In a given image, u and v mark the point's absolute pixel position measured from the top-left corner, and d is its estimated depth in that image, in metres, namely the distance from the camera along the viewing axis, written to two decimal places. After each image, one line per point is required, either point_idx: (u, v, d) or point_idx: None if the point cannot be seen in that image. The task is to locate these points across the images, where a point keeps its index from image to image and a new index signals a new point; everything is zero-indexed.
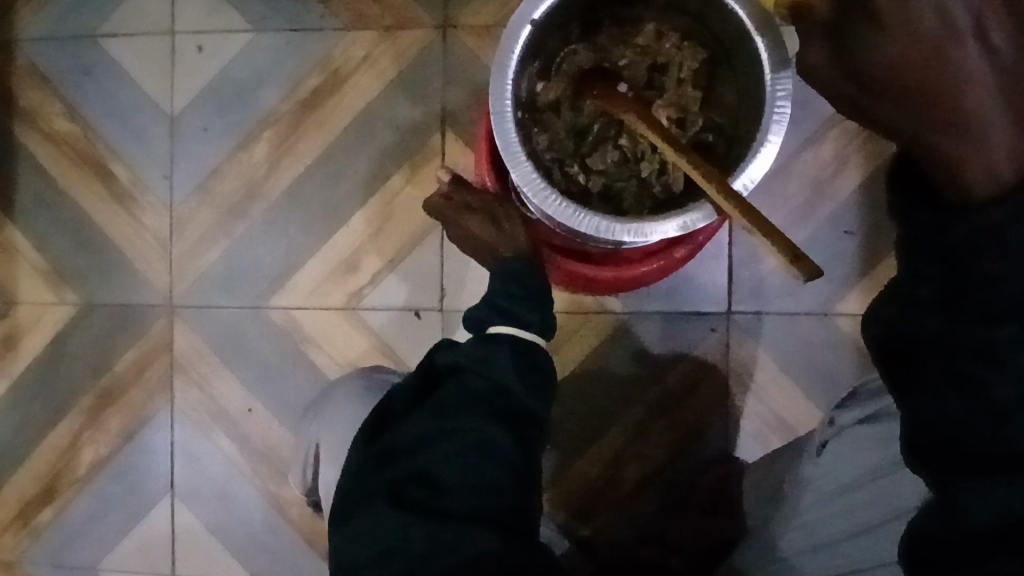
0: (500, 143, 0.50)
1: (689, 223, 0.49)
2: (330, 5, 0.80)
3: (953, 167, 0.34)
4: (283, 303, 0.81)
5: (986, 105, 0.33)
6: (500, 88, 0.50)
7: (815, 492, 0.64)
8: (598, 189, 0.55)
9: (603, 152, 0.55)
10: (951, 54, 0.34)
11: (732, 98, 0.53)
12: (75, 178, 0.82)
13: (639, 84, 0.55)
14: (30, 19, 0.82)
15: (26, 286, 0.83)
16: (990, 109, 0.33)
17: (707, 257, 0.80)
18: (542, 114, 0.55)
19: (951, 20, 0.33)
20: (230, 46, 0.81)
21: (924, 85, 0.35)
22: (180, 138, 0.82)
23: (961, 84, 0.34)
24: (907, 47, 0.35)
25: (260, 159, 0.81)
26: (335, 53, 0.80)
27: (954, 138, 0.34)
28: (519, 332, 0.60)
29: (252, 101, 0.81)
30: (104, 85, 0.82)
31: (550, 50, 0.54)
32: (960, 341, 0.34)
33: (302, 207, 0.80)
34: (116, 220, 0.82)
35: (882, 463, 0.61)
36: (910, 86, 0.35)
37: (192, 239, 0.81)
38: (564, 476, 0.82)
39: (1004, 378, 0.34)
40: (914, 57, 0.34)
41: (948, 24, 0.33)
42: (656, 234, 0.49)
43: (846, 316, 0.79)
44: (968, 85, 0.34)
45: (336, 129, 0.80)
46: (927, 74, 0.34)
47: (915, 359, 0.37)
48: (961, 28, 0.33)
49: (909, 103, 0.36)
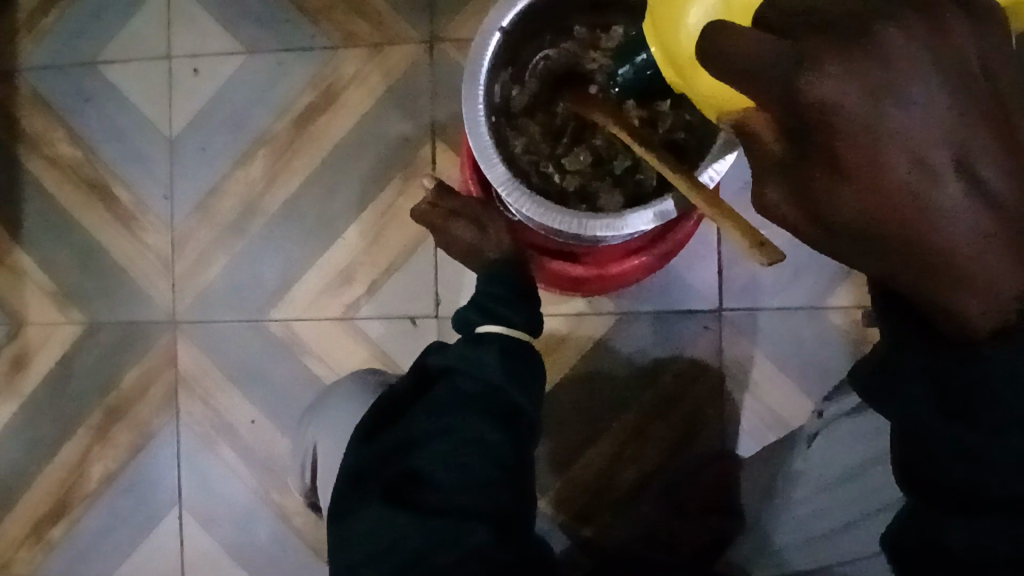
0: (475, 146, 0.52)
1: (659, 215, 0.51)
2: (320, 25, 0.83)
3: (951, 307, 0.30)
4: (282, 316, 0.83)
5: (980, 242, 0.28)
6: (472, 93, 0.51)
7: (811, 485, 0.65)
8: (574, 189, 0.57)
9: (578, 153, 0.57)
10: (936, 199, 0.27)
11: None
12: (78, 200, 0.85)
13: None
14: (32, 48, 0.85)
15: (33, 307, 0.85)
16: (986, 247, 0.28)
17: (696, 255, 0.81)
18: (517, 117, 0.57)
19: (931, 164, 0.27)
20: (225, 68, 0.84)
21: (915, 231, 0.27)
22: (179, 159, 0.84)
23: (948, 240, 0.27)
24: (875, 201, 0.27)
25: (258, 176, 0.83)
26: (327, 71, 0.83)
27: (954, 284, 0.29)
28: (507, 330, 0.61)
29: (248, 120, 0.83)
30: (103, 110, 0.85)
31: (521, 57, 0.56)
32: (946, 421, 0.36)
33: (298, 222, 0.82)
34: (119, 240, 0.84)
35: (867, 456, 0.63)
36: (894, 236, 0.28)
37: (193, 257, 0.84)
38: (563, 478, 0.82)
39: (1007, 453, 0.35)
40: (888, 210, 0.27)
41: (934, 171, 0.27)
42: (628, 228, 0.51)
43: (839, 310, 0.80)
44: (961, 234, 0.27)
45: (328, 146, 0.82)
46: (912, 226, 0.27)
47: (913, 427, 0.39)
48: (940, 173, 0.27)
49: (887, 255, 0.28)
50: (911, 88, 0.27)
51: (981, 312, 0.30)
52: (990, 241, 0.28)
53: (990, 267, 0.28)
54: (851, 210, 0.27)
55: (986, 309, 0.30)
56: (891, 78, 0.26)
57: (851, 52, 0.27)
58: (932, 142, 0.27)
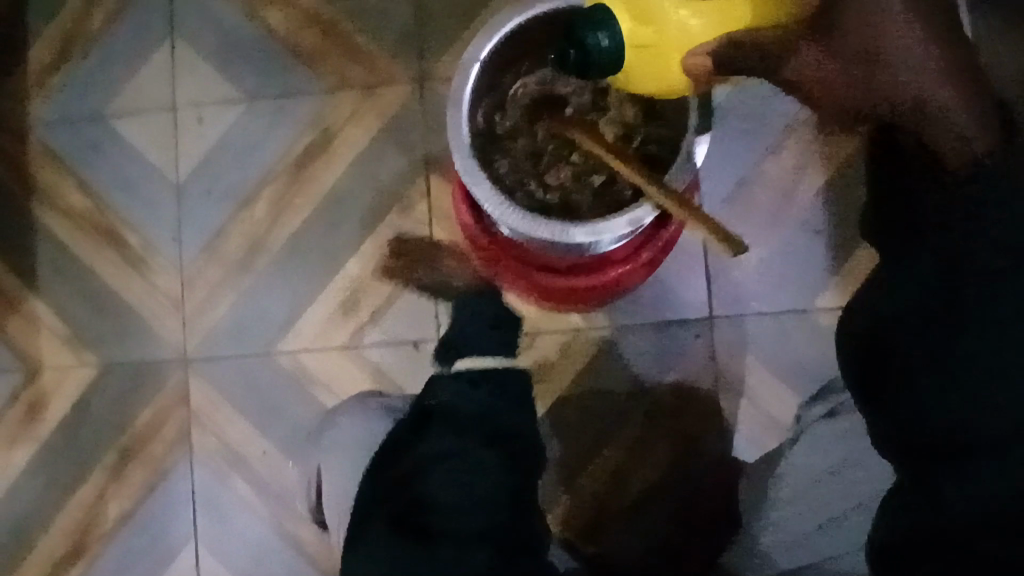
0: (461, 168, 0.55)
1: (637, 219, 0.55)
2: (317, 71, 0.88)
3: (933, 140, 0.57)
4: (290, 348, 0.85)
5: (934, 84, 0.55)
6: (457, 119, 0.55)
7: (792, 484, 0.70)
8: (557, 202, 0.60)
9: (559, 170, 0.61)
10: (899, 46, 0.54)
11: (671, 110, 0.59)
12: (90, 247, 0.88)
13: (584, 108, 0.62)
14: (42, 104, 0.89)
15: (48, 353, 0.88)
16: (938, 89, 0.55)
17: (684, 267, 0.84)
18: (500, 140, 0.61)
19: (897, 36, 0.54)
20: (227, 115, 0.88)
21: (892, 80, 0.56)
22: (186, 203, 0.88)
23: (914, 85, 0.55)
24: (860, 67, 0.56)
25: (262, 215, 0.87)
26: (325, 113, 0.87)
27: (923, 121, 0.57)
28: (475, 362, 0.68)
29: (251, 163, 0.87)
30: (112, 161, 0.89)
31: (502, 85, 0.60)
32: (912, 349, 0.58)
33: (302, 257, 0.86)
34: (130, 284, 0.88)
35: (844, 456, 0.70)
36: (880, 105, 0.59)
37: (202, 296, 0.87)
38: (569, 493, 0.84)
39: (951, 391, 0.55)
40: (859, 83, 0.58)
41: (900, 47, 0.54)
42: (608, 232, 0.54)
43: (826, 312, 0.83)
44: (912, 80, 0.55)
45: (329, 182, 0.86)
46: (884, 75, 0.56)
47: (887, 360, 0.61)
48: (903, 44, 0.54)
49: (878, 99, 0.58)
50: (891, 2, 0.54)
51: (954, 145, 0.55)
52: (939, 85, 0.55)
53: (935, 107, 0.56)
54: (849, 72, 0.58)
55: (961, 143, 0.55)
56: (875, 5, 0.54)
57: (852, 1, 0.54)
58: (893, 33, 0.54)
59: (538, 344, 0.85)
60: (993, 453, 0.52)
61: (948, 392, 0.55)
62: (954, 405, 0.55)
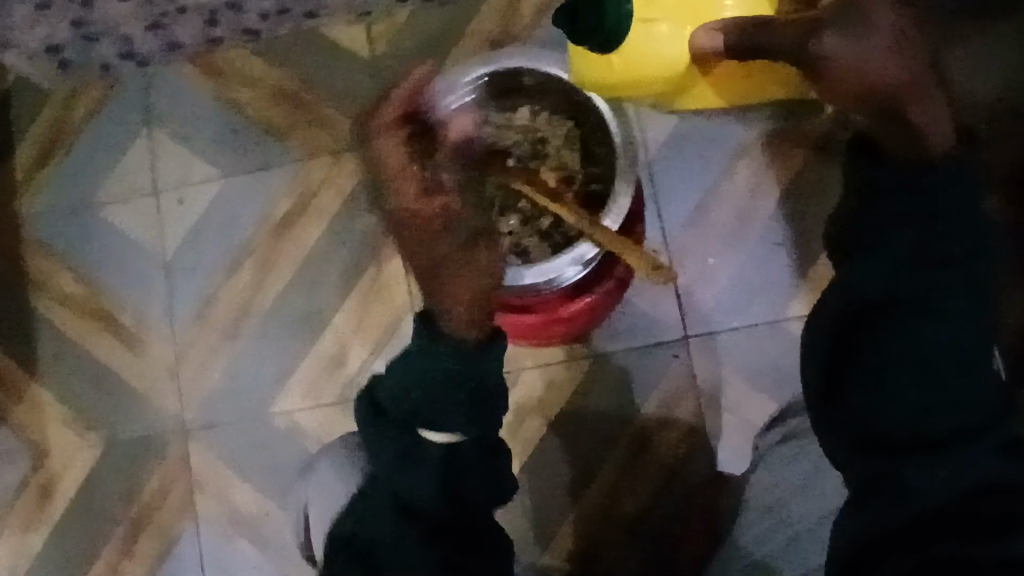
0: None
1: (580, 256, 0.61)
2: (289, 143, 0.93)
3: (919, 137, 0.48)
4: (283, 407, 0.88)
5: (927, 94, 0.47)
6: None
7: (758, 501, 0.67)
8: (509, 247, 0.64)
9: (508, 218, 0.65)
10: (914, 90, 0.47)
11: (603, 153, 0.65)
12: (87, 330, 0.92)
13: (525, 156, 0.68)
14: (33, 201, 0.94)
15: (54, 435, 0.91)
16: (928, 98, 0.47)
17: (656, 292, 0.87)
18: None
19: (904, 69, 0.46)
20: (207, 192, 0.93)
21: (883, 114, 0.48)
22: (174, 278, 0.92)
23: (917, 95, 0.47)
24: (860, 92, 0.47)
25: (247, 283, 0.91)
26: (298, 181, 0.92)
27: (913, 122, 0.47)
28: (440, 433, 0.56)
29: (232, 235, 0.92)
30: (102, 246, 0.93)
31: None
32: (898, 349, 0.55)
33: (288, 318, 0.89)
34: (127, 362, 0.91)
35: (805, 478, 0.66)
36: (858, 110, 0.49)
37: (196, 365, 0.90)
38: (566, 521, 0.85)
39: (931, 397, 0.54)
40: (869, 93, 0.47)
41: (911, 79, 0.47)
42: (554, 273, 0.60)
43: (797, 320, 0.85)
44: (917, 104, 0.47)
45: (307, 245, 0.90)
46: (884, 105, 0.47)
47: (857, 351, 0.56)
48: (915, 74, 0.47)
49: (868, 110, 0.48)
50: (887, 24, 0.46)
51: (936, 139, 0.48)
52: (930, 92, 0.47)
53: (924, 114, 0.47)
54: (849, 93, 0.48)
55: (941, 141, 0.48)
56: (879, 22, 0.46)
57: (852, 20, 0.47)
58: (897, 62, 0.46)
59: (521, 381, 0.87)
60: (922, 475, 0.52)
61: (862, 425, 0.56)
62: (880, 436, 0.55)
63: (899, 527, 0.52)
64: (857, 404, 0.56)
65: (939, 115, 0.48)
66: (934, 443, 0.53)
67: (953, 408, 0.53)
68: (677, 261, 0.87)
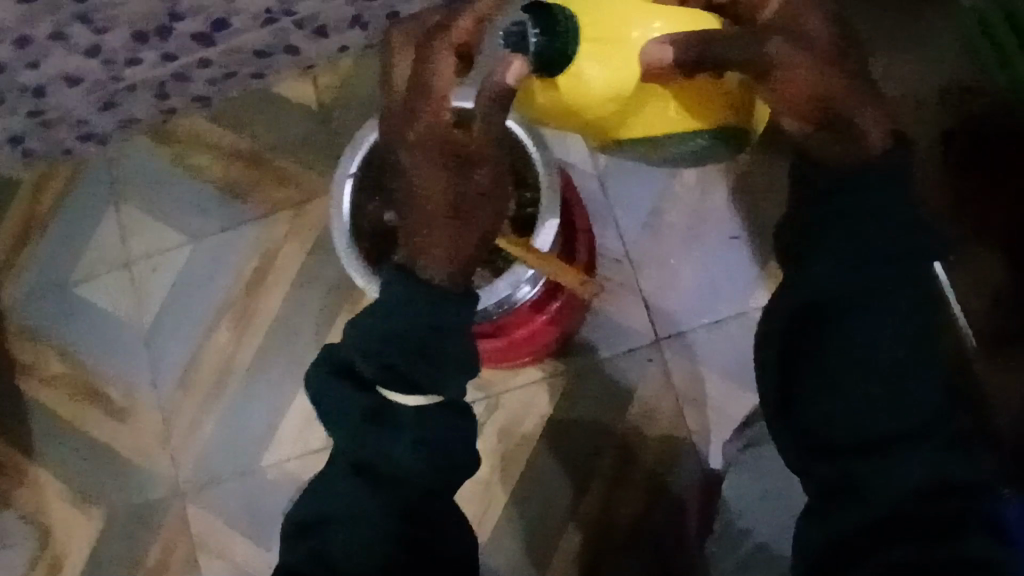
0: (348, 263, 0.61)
1: (517, 280, 0.64)
2: (250, 201, 0.95)
3: (857, 138, 0.53)
4: (273, 459, 0.90)
5: (853, 100, 0.52)
6: (340, 228, 0.61)
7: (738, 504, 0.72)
8: None
9: None
10: (841, 99, 0.52)
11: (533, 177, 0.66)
12: (77, 408, 0.94)
13: None
14: (11, 288, 0.97)
15: (55, 515, 0.92)
16: (856, 106, 0.52)
17: (621, 300, 0.89)
18: None
19: (828, 79, 0.51)
20: (177, 259, 0.95)
21: (820, 118, 0.52)
22: (154, 346, 0.94)
23: (844, 104, 0.52)
24: (800, 97, 0.51)
25: (225, 342, 0.93)
26: (263, 236, 0.94)
27: (845, 125, 0.53)
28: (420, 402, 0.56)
29: (205, 297, 0.94)
30: (82, 324, 0.96)
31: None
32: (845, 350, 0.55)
33: (269, 371, 0.91)
34: (118, 433, 0.93)
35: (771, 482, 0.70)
36: (796, 115, 0.53)
37: (185, 429, 0.92)
38: (564, 536, 0.87)
39: (873, 399, 0.55)
40: (804, 100, 0.51)
41: (836, 88, 0.52)
42: (494, 298, 0.64)
43: (762, 310, 0.88)
44: (848, 107, 0.52)
45: (279, 298, 0.93)
46: (818, 110, 0.52)
47: (797, 349, 0.57)
48: (841, 87, 0.52)
49: (806, 115, 0.52)
50: (807, 30, 0.52)
51: (872, 136, 0.53)
52: (856, 99, 0.52)
53: (855, 116, 0.52)
54: (785, 100, 0.52)
55: (875, 138, 0.53)
56: (801, 36, 0.52)
57: (785, 38, 0.51)
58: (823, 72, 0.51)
59: (503, 404, 0.89)
60: (873, 480, 0.54)
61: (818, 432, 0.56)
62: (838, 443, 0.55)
63: (863, 532, 0.53)
64: (813, 412, 0.56)
65: (871, 117, 0.53)
66: (892, 442, 0.54)
67: (899, 412, 0.54)
68: (639, 268, 0.89)
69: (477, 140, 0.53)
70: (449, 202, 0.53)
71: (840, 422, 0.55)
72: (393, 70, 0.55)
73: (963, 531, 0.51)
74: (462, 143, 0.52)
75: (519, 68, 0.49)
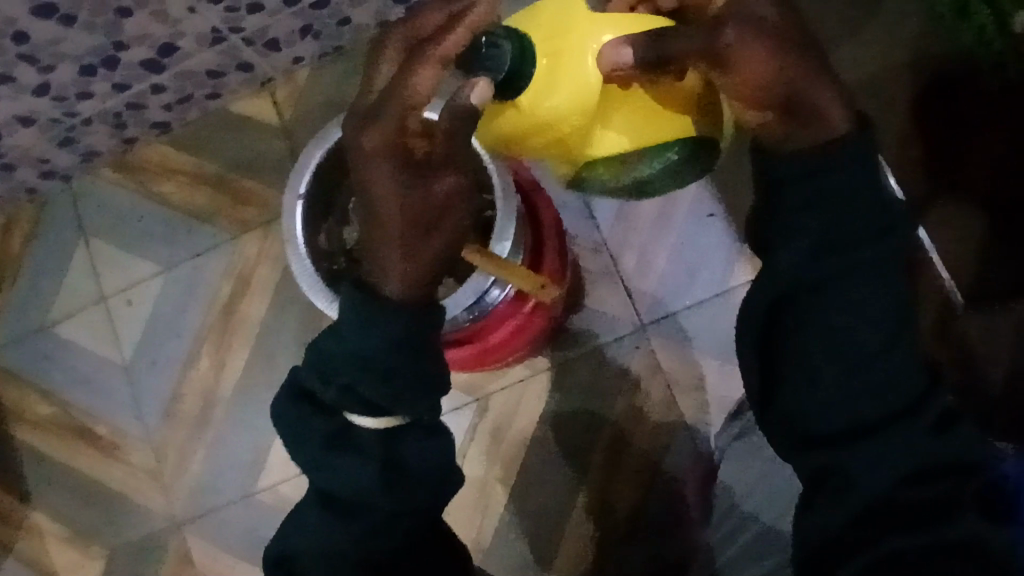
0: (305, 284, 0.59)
1: (479, 287, 0.63)
2: (218, 224, 0.94)
3: (817, 124, 0.51)
4: (266, 483, 0.89)
5: (810, 82, 0.50)
6: (295, 248, 0.60)
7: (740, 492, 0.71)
8: None
9: None
10: (802, 81, 0.49)
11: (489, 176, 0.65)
12: (67, 448, 0.94)
13: None
14: None
15: (56, 558, 0.92)
16: (815, 87, 0.50)
17: (602, 289, 0.89)
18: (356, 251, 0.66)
19: (785, 64, 0.49)
20: (151, 289, 0.94)
21: (780, 104, 0.50)
22: (137, 379, 0.93)
23: (802, 86, 0.50)
24: (759, 88, 0.49)
25: (207, 369, 0.92)
26: (235, 258, 0.93)
27: (807, 116, 0.50)
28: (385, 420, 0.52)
29: (183, 325, 0.93)
30: (62, 364, 0.95)
31: (339, 205, 0.65)
32: (825, 333, 0.53)
33: (255, 394, 0.91)
34: (111, 470, 0.93)
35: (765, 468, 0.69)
36: (750, 106, 0.50)
37: (176, 460, 0.92)
38: (566, 532, 0.88)
39: (861, 382, 0.53)
40: (762, 86, 0.49)
41: (795, 71, 0.49)
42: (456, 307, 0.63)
43: (744, 287, 0.88)
44: (805, 92, 0.50)
45: (257, 319, 0.92)
46: (776, 97, 0.50)
47: (779, 334, 0.55)
48: (800, 70, 0.49)
49: (762, 105, 0.50)
50: (763, 11, 0.48)
51: (833, 123, 0.51)
52: (814, 80, 0.50)
53: (816, 102, 0.50)
54: (742, 91, 0.49)
55: (835, 125, 0.51)
56: (763, 19, 0.48)
57: (746, 23, 0.47)
58: (780, 59, 0.48)
59: (492, 405, 0.89)
60: (868, 467, 0.52)
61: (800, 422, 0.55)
62: (823, 433, 0.54)
63: (848, 525, 0.52)
64: (796, 399, 0.54)
65: (830, 103, 0.50)
66: (880, 423, 0.52)
67: (887, 393, 0.53)
68: (617, 256, 0.90)
69: (439, 146, 0.48)
70: (408, 219, 0.49)
71: (826, 410, 0.53)
72: (373, 74, 0.48)
73: (950, 523, 0.50)
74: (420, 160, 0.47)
75: (483, 89, 0.44)
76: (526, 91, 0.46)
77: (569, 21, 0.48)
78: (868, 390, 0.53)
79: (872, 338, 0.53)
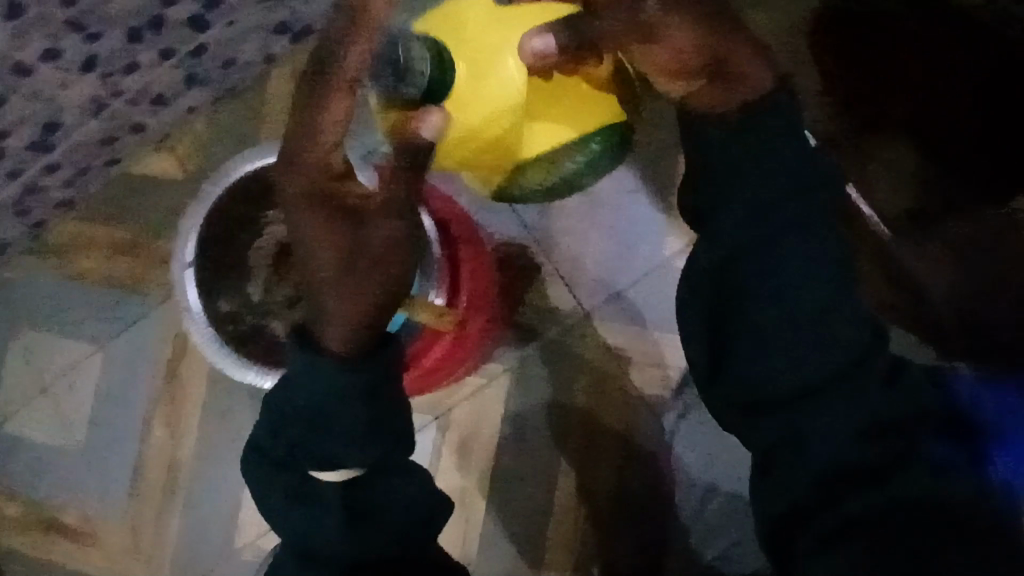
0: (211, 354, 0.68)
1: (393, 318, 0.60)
2: (147, 290, 0.92)
3: (744, 84, 0.63)
4: (248, 536, 0.89)
5: (730, 47, 0.63)
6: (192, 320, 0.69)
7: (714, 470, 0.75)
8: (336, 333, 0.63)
9: None
10: (729, 46, 0.63)
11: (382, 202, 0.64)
12: (40, 544, 0.92)
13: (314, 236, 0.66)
14: None
15: None
16: (732, 50, 0.63)
17: (541, 282, 0.88)
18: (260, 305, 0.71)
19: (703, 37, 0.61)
20: (91, 368, 0.92)
21: (708, 67, 0.62)
22: (96, 461, 0.92)
23: (728, 52, 0.63)
24: (686, 57, 0.62)
25: (164, 436, 0.91)
26: (170, 321, 0.91)
27: (730, 77, 0.63)
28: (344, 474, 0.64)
29: (131, 398, 0.91)
30: (17, 461, 0.93)
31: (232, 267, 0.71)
32: (768, 293, 0.61)
33: (217, 452, 0.90)
34: (89, 556, 0.91)
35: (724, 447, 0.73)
36: (677, 69, 0.63)
37: (153, 534, 0.90)
38: (552, 528, 0.88)
39: (807, 351, 0.61)
40: (690, 57, 0.62)
41: (716, 44, 0.62)
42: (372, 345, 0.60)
43: (679, 252, 0.87)
44: (732, 58, 0.63)
45: (204, 377, 0.90)
46: (702, 68, 0.63)
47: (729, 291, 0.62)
48: (718, 40, 0.62)
49: (686, 72, 0.63)
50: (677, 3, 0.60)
51: (757, 77, 0.64)
52: (729, 46, 0.63)
53: (735, 65, 0.63)
54: (669, 63, 0.62)
55: (758, 79, 0.64)
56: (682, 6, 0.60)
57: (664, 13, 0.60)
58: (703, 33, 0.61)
59: (454, 419, 0.88)
60: (823, 430, 0.60)
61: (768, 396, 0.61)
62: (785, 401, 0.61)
63: (838, 496, 0.59)
64: (755, 367, 0.62)
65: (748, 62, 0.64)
66: (828, 385, 0.60)
67: (832, 359, 0.61)
68: (549, 245, 0.88)
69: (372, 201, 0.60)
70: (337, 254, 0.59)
71: (780, 380, 0.61)
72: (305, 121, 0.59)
73: (929, 469, 0.59)
74: (357, 206, 0.60)
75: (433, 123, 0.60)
76: (448, 98, 0.62)
77: (475, 28, 0.63)
78: (819, 352, 0.61)
79: (812, 306, 0.61)
